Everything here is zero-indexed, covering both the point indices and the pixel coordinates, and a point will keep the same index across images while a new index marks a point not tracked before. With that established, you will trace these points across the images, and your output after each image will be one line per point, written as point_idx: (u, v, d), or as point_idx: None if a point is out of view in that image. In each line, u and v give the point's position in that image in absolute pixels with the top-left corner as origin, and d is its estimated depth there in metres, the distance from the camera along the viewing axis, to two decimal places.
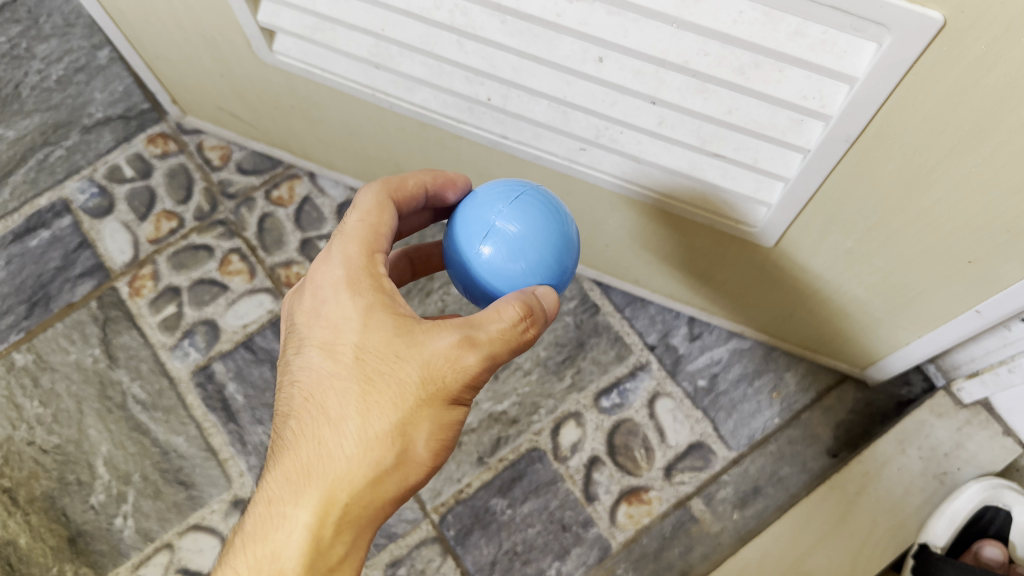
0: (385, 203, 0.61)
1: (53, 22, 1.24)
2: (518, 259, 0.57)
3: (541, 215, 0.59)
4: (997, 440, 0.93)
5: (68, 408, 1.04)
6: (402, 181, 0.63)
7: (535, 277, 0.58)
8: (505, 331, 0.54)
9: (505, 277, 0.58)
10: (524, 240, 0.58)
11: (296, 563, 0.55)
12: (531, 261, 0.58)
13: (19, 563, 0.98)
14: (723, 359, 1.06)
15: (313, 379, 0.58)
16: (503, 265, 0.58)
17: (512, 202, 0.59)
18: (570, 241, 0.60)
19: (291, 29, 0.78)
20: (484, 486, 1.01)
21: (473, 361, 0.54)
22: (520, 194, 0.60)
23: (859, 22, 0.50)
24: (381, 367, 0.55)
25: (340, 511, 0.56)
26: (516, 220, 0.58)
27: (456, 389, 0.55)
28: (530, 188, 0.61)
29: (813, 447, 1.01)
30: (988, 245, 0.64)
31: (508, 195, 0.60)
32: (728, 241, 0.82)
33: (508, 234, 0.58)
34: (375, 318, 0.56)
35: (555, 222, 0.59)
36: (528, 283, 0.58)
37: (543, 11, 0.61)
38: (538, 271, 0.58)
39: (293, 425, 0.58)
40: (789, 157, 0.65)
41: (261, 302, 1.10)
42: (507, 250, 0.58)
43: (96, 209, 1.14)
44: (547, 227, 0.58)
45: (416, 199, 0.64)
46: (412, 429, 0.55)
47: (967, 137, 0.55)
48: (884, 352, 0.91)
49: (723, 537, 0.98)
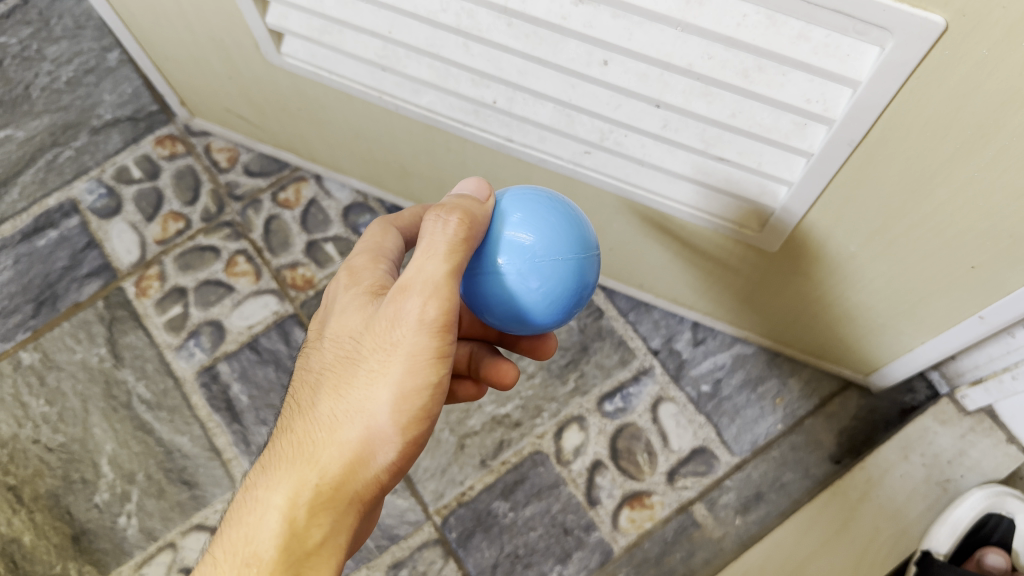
0: (388, 228, 0.66)
1: (64, 24, 1.25)
2: (532, 274, 0.56)
3: (559, 228, 0.57)
4: (1000, 447, 0.93)
5: (73, 407, 1.05)
6: (401, 214, 0.69)
7: (549, 293, 0.57)
8: (432, 252, 0.54)
9: (519, 292, 0.57)
10: (538, 252, 0.56)
11: (269, 545, 0.55)
12: (545, 280, 0.56)
13: (23, 561, 0.99)
14: (726, 365, 1.06)
15: (299, 373, 0.61)
16: (515, 279, 0.56)
17: (526, 210, 0.58)
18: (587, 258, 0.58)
19: (299, 31, 0.79)
20: (486, 489, 1.01)
21: (413, 308, 0.53)
22: (541, 205, 0.59)
23: (862, 25, 0.50)
24: (342, 345, 0.57)
25: (310, 491, 0.55)
26: (530, 231, 0.57)
27: (404, 343, 0.54)
28: (547, 197, 0.60)
29: (816, 453, 1.01)
30: (990, 251, 0.65)
31: (528, 204, 0.59)
32: (732, 246, 0.82)
33: (523, 245, 0.57)
34: (341, 304, 0.59)
35: (571, 233, 0.58)
36: (539, 302, 0.57)
37: (549, 14, 0.61)
38: (550, 290, 0.57)
39: (281, 417, 0.60)
40: (792, 161, 0.65)
41: (266, 303, 1.10)
42: (522, 264, 0.56)
43: (104, 209, 1.15)
44: (562, 239, 0.57)
45: (416, 228, 0.69)
46: (370, 400, 0.54)
47: (967, 140, 0.55)
48: (888, 358, 0.91)
49: (725, 543, 0.98)
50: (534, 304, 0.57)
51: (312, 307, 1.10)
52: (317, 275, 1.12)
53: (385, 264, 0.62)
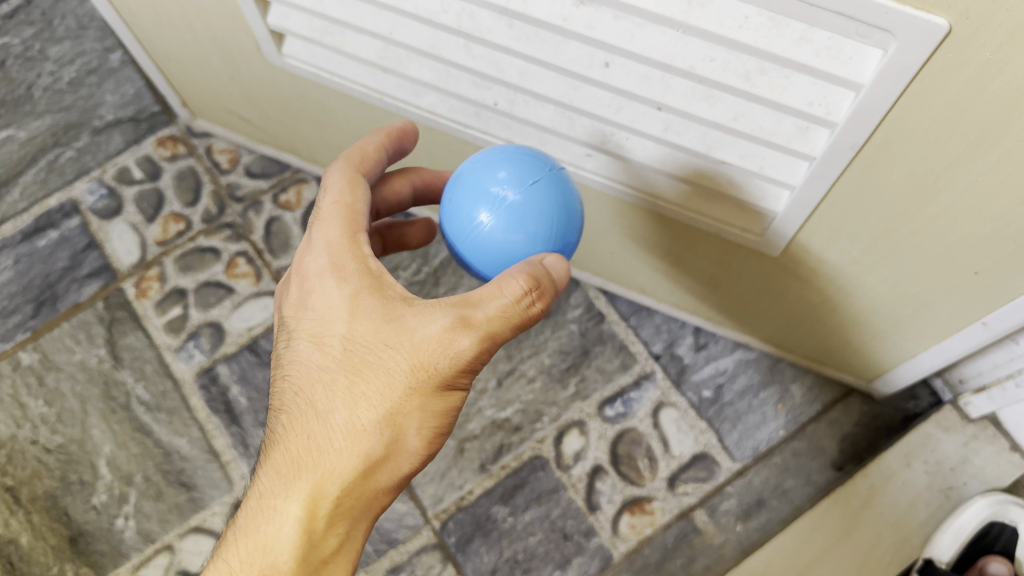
0: (356, 179, 0.61)
1: (67, 25, 1.25)
2: (518, 230, 0.57)
3: (544, 183, 0.58)
4: (1003, 455, 0.92)
5: (72, 408, 1.05)
6: (362, 151, 0.63)
7: (533, 248, 0.58)
8: (506, 308, 0.53)
9: (503, 246, 0.57)
10: (523, 207, 0.57)
11: (289, 555, 0.56)
12: (530, 232, 0.57)
13: (20, 562, 0.98)
14: (728, 370, 1.05)
15: (302, 371, 0.58)
16: (502, 236, 0.57)
17: (511, 166, 0.59)
18: (573, 211, 0.59)
19: (300, 31, 0.79)
20: (485, 493, 1.00)
21: (468, 344, 0.54)
22: (524, 159, 0.59)
23: (864, 28, 0.50)
24: (369, 357, 0.56)
25: (330, 503, 0.56)
26: (514, 187, 0.58)
27: (449, 374, 0.55)
28: (528, 152, 0.61)
29: (818, 459, 1.00)
30: (994, 256, 0.64)
31: (511, 159, 0.59)
32: (734, 252, 0.82)
33: (508, 202, 0.57)
34: (364, 309, 0.56)
35: (558, 188, 0.58)
36: (528, 253, 0.58)
37: (550, 15, 0.61)
38: (537, 242, 0.58)
39: (286, 415, 0.58)
40: (794, 165, 0.64)
41: (266, 305, 1.10)
42: (505, 219, 0.57)
43: (105, 210, 1.15)
44: (550, 197, 0.58)
45: (380, 161, 0.64)
46: (401, 419, 0.56)
47: (973, 145, 0.54)
48: (890, 364, 0.91)
49: (726, 549, 0.97)
50: (521, 254, 0.58)
51: None
52: None
53: (364, 241, 0.59)
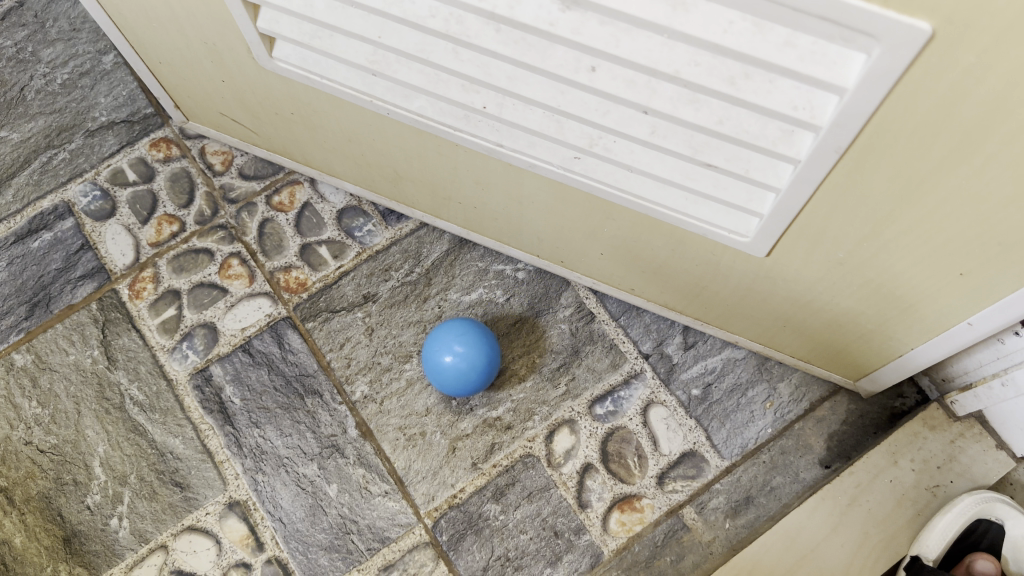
0: None
1: (59, 27, 1.26)
2: (454, 357, 0.94)
3: (474, 345, 0.95)
4: (990, 452, 0.95)
5: (66, 409, 1.05)
6: None
7: (470, 369, 0.95)
8: None
9: (453, 372, 0.95)
10: (463, 364, 0.94)
11: None
12: (467, 363, 0.94)
13: (13, 563, 0.98)
14: (717, 369, 1.06)
15: None
16: (453, 363, 0.94)
17: (460, 339, 0.95)
18: (490, 362, 0.96)
19: (290, 35, 0.79)
20: (477, 491, 1.01)
21: None
22: (467, 337, 0.95)
23: (847, 32, 0.51)
24: None
25: None
26: (459, 349, 0.94)
27: None
28: (469, 337, 0.95)
29: (806, 457, 1.02)
30: (980, 256, 0.65)
31: (462, 337, 0.95)
32: (721, 252, 0.83)
33: (458, 353, 0.94)
34: None
35: (480, 349, 0.95)
36: (468, 373, 0.95)
37: (536, 20, 0.62)
38: (471, 370, 0.95)
39: None
40: (779, 168, 0.65)
41: (260, 306, 1.11)
42: (459, 356, 0.94)
43: (98, 212, 1.15)
44: (478, 353, 0.95)
45: None
46: None
47: (958, 147, 0.55)
48: (876, 364, 0.92)
49: (715, 546, 0.98)
50: (456, 373, 0.95)
51: (306, 309, 1.10)
52: (311, 278, 1.12)
53: None
